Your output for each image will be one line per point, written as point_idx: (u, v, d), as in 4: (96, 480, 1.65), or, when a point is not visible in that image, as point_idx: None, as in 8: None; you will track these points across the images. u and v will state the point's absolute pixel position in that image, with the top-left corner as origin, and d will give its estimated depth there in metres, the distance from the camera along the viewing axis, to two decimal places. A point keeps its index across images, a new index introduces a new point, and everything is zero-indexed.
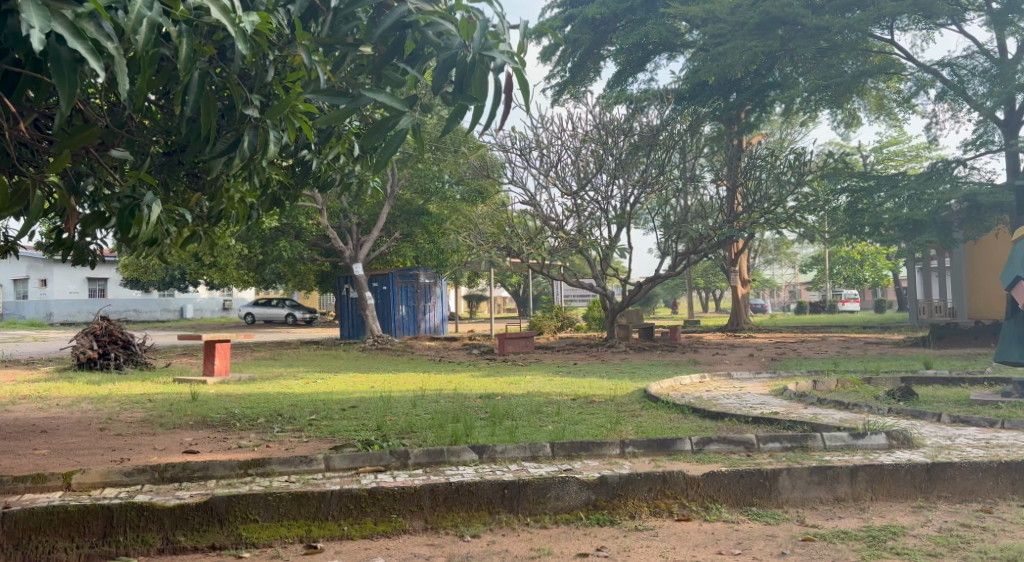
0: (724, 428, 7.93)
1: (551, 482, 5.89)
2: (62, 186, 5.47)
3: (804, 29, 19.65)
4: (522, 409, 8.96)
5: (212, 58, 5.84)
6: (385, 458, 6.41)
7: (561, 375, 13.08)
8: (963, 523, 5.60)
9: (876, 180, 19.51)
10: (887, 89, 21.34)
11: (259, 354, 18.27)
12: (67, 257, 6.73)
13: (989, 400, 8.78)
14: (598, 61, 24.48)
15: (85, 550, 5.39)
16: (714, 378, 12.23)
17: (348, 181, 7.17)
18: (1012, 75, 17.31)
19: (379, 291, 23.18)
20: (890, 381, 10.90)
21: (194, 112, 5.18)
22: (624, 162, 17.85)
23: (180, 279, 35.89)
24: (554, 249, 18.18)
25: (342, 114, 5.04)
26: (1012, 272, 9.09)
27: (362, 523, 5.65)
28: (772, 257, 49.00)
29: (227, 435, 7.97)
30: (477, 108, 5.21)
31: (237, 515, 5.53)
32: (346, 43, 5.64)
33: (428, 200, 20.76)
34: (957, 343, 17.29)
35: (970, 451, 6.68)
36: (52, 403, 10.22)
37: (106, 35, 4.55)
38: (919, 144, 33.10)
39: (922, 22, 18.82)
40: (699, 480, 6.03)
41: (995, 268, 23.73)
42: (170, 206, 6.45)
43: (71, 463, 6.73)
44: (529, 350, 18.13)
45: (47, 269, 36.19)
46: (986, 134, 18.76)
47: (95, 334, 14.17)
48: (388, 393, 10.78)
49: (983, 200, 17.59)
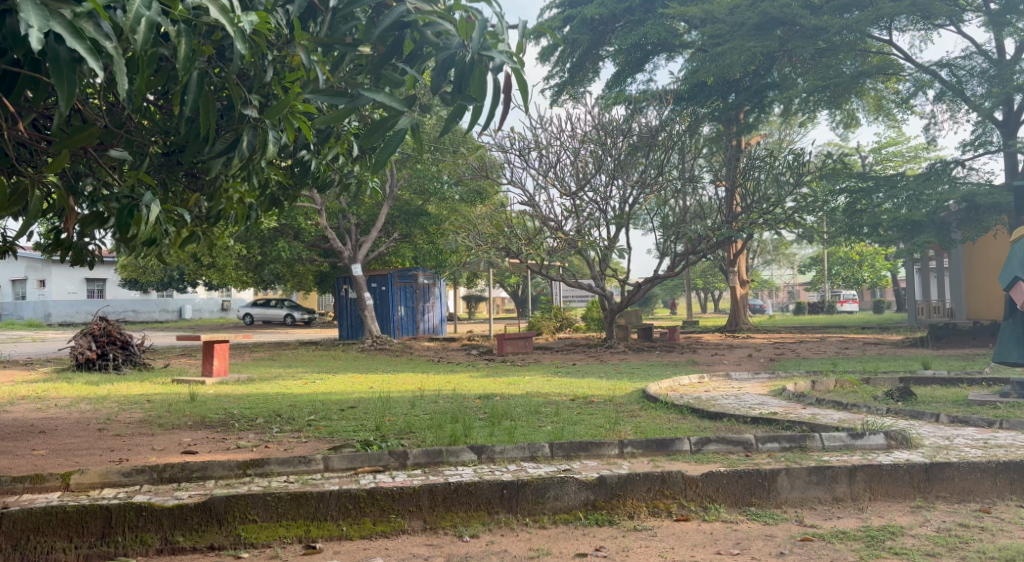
0: (723, 428, 7.95)
1: (550, 482, 5.89)
2: (60, 186, 5.46)
3: (803, 29, 19.65)
4: (521, 410, 8.97)
5: (212, 58, 5.84)
6: (384, 458, 6.41)
7: (560, 376, 13.10)
8: (961, 523, 5.61)
9: (875, 181, 19.53)
10: (885, 90, 21.35)
11: (258, 355, 18.28)
12: (65, 257, 6.71)
13: (988, 400, 8.80)
14: (597, 61, 24.46)
15: (83, 550, 5.39)
16: (713, 378, 12.25)
17: (347, 181, 7.17)
18: (1011, 75, 17.28)
19: (378, 291, 23.13)
20: (889, 381, 10.91)
21: (192, 112, 5.18)
22: (623, 162, 17.87)
23: (179, 279, 35.91)
24: (553, 249, 18.19)
25: (341, 114, 5.04)
26: (1010, 272, 9.11)
27: (361, 523, 5.65)
28: (771, 257, 49.04)
29: (226, 435, 7.98)
30: (476, 108, 5.21)
31: (236, 515, 5.52)
32: (344, 43, 5.63)
33: (427, 200, 20.74)
34: (956, 344, 17.31)
35: (968, 451, 6.68)
36: (51, 403, 10.22)
37: (105, 35, 4.55)
38: (917, 144, 33.14)
39: (920, 22, 18.83)
40: (698, 480, 6.03)
41: (994, 269, 23.76)
42: (169, 206, 6.43)
43: (69, 463, 6.73)
44: (528, 350, 18.14)
45: (45, 269, 36.17)
46: (985, 134, 18.80)
47: (94, 334, 14.17)
48: (387, 393, 10.79)
49: (981, 201, 17.61)
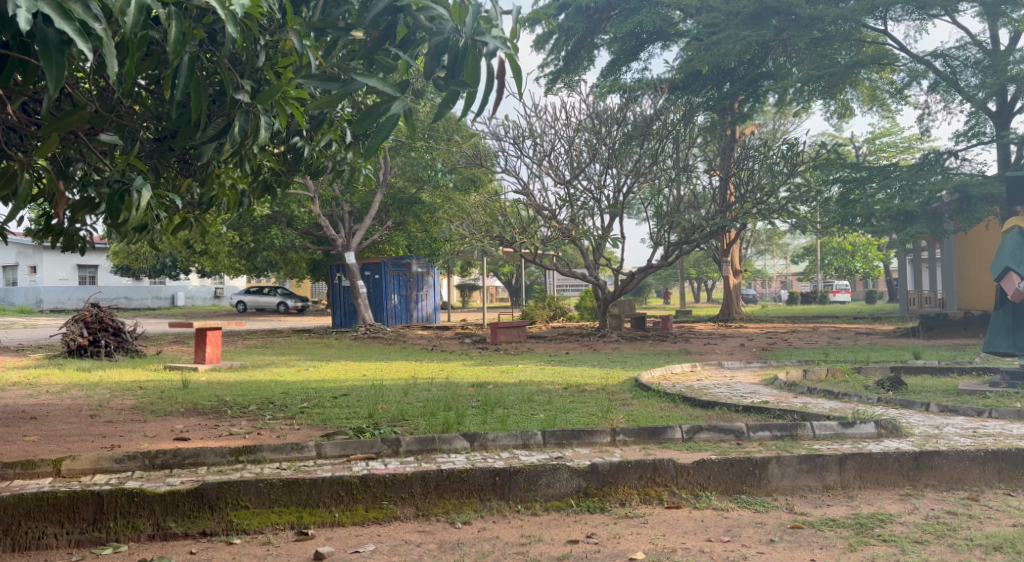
0: (715, 416, 8.01)
1: (542, 469, 5.90)
2: (50, 169, 5.44)
3: (798, 19, 19.51)
4: (513, 398, 8.94)
5: (203, 42, 5.84)
6: (376, 446, 6.43)
7: (553, 364, 13.09)
8: (950, 510, 5.65)
9: (868, 171, 19.55)
10: (880, 80, 21.29)
11: (250, 342, 18.19)
12: (56, 243, 6.67)
13: (978, 390, 8.84)
14: (592, 49, 24.34)
15: (75, 536, 5.39)
16: (705, 367, 12.27)
17: (340, 169, 7.12)
18: (1005, 65, 17.32)
19: (371, 280, 23.01)
20: (879, 369, 10.98)
21: (184, 96, 5.16)
22: (617, 151, 17.87)
23: (172, 266, 35.76)
24: (547, 239, 18.11)
25: (334, 99, 5.00)
26: (1000, 262, 9.15)
27: (353, 509, 5.66)
28: (765, 247, 49.20)
29: (219, 422, 7.96)
30: (470, 94, 5.14)
31: (228, 501, 5.53)
32: (337, 27, 5.56)
33: (421, 189, 20.56)
34: (947, 334, 17.37)
35: (958, 440, 6.71)
36: (41, 390, 10.17)
37: (94, 16, 4.51)
38: (912, 135, 33.24)
39: (915, 13, 18.77)
40: (689, 468, 6.05)
41: (985, 260, 23.89)
42: (160, 191, 6.33)
43: (60, 450, 6.70)
44: (522, 339, 18.10)
45: (37, 255, 35.93)
46: (978, 125, 18.90)
47: (86, 321, 14.11)
48: (380, 381, 10.79)
49: (974, 191, 17.56)
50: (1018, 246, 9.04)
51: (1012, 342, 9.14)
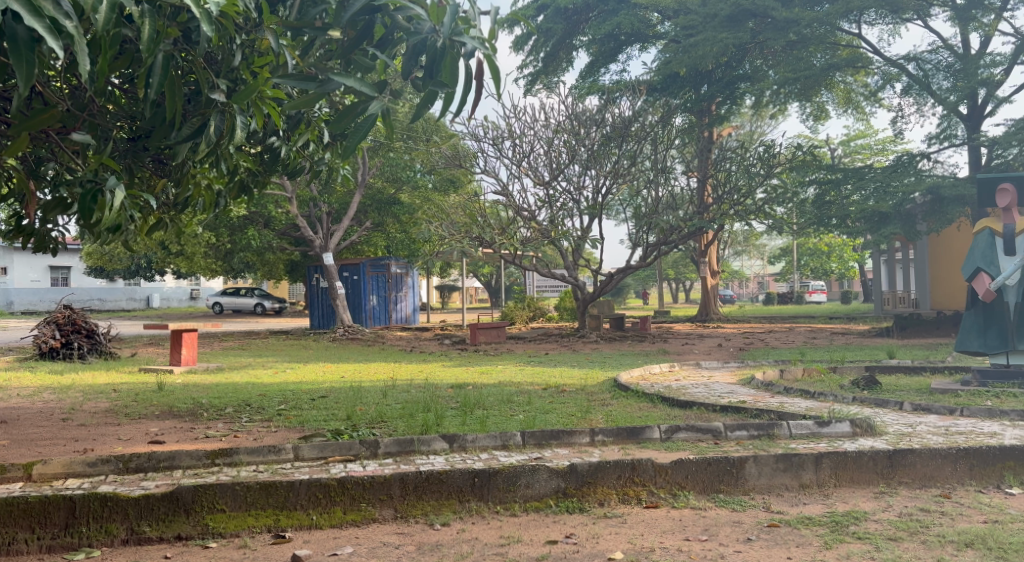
0: (692, 416, 8.04)
1: (521, 470, 5.90)
2: (21, 169, 5.39)
3: (774, 22, 19.52)
4: (492, 399, 8.93)
5: (178, 41, 5.78)
6: (354, 447, 6.41)
7: (532, 364, 13.10)
8: (922, 508, 5.70)
9: (843, 173, 19.75)
10: (854, 83, 21.40)
11: (225, 344, 18.05)
12: (27, 244, 6.61)
13: (950, 388, 8.91)
14: (570, 51, 24.43)
15: (46, 541, 5.33)
16: (683, 367, 12.33)
17: (317, 169, 7.09)
18: (976, 69, 17.47)
19: (350, 280, 23.00)
20: (854, 368, 11.06)
21: (158, 94, 5.12)
22: (596, 153, 17.92)
23: (148, 267, 35.50)
24: (527, 240, 18.05)
25: (311, 99, 4.99)
26: (972, 263, 9.29)
27: (331, 512, 5.63)
28: (743, 248, 49.47)
29: (195, 425, 7.91)
30: (448, 94, 5.16)
31: (204, 505, 5.50)
32: (314, 27, 5.53)
33: (400, 189, 20.67)
34: (920, 334, 17.50)
35: (930, 438, 6.77)
36: (13, 394, 10.04)
37: (65, 14, 4.45)
38: (886, 137, 33.53)
39: (888, 16, 18.92)
40: (667, 467, 6.07)
41: (958, 260, 24.14)
42: (135, 191, 6.29)
43: (32, 454, 6.64)
44: (501, 340, 18.09)
45: (6, 256, 35.54)
46: (950, 128, 19.08)
47: (59, 323, 13.99)
48: (358, 382, 10.72)
49: (946, 193, 17.69)
50: (988, 247, 9.18)
51: (984, 341, 9.22)
